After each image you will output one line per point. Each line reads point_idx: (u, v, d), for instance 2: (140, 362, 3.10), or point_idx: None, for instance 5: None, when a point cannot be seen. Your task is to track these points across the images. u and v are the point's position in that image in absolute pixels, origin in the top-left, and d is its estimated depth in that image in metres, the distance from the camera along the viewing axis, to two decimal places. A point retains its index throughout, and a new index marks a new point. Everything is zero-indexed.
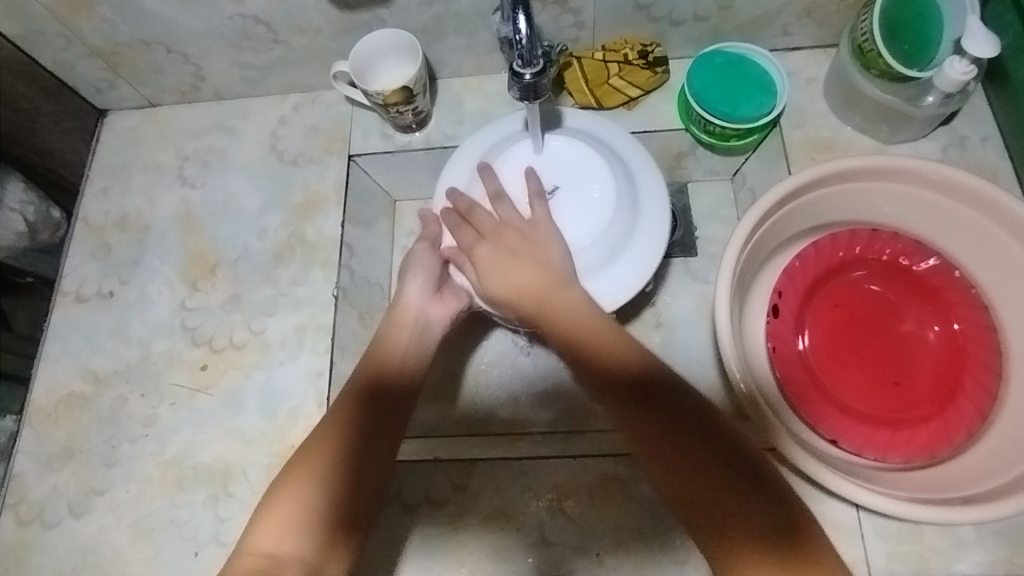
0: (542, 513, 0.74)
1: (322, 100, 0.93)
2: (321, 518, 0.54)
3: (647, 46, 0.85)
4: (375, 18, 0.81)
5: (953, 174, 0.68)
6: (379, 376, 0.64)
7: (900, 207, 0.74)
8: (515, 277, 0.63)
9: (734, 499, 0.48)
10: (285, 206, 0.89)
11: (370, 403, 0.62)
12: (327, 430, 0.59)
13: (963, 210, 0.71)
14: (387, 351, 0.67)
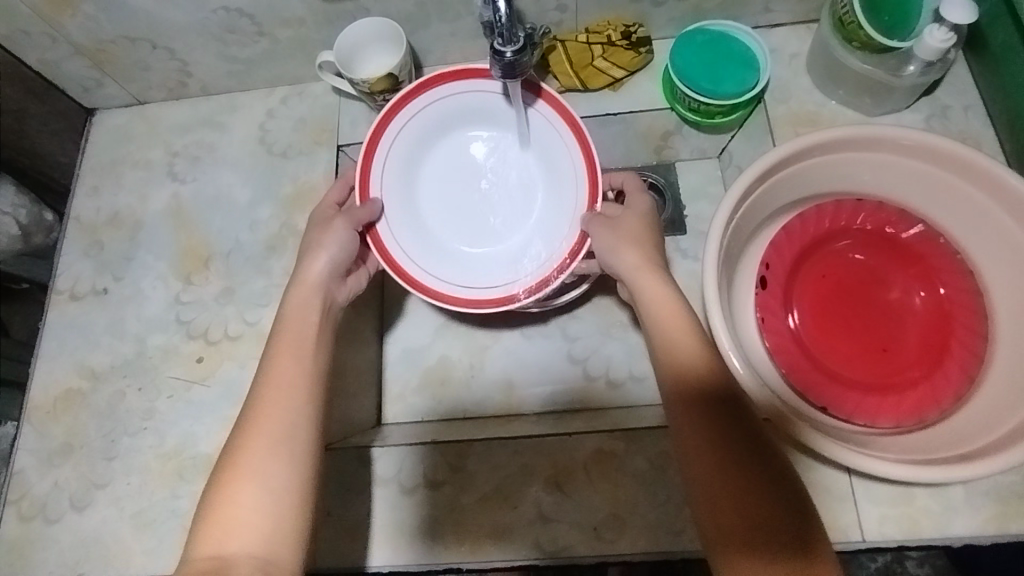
0: (539, 492, 0.75)
1: (309, 91, 0.94)
2: (264, 514, 0.52)
3: (629, 27, 0.86)
4: (358, 7, 0.81)
5: (926, 138, 0.68)
6: (290, 366, 0.60)
7: (879, 177, 0.75)
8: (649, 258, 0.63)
9: (765, 503, 0.49)
10: (277, 198, 0.90)
11: (293, 396, 0.58)
12: (253, 431, 0.56)
13: (946, 177, 0.71)
14: (292, 331, 0.63)
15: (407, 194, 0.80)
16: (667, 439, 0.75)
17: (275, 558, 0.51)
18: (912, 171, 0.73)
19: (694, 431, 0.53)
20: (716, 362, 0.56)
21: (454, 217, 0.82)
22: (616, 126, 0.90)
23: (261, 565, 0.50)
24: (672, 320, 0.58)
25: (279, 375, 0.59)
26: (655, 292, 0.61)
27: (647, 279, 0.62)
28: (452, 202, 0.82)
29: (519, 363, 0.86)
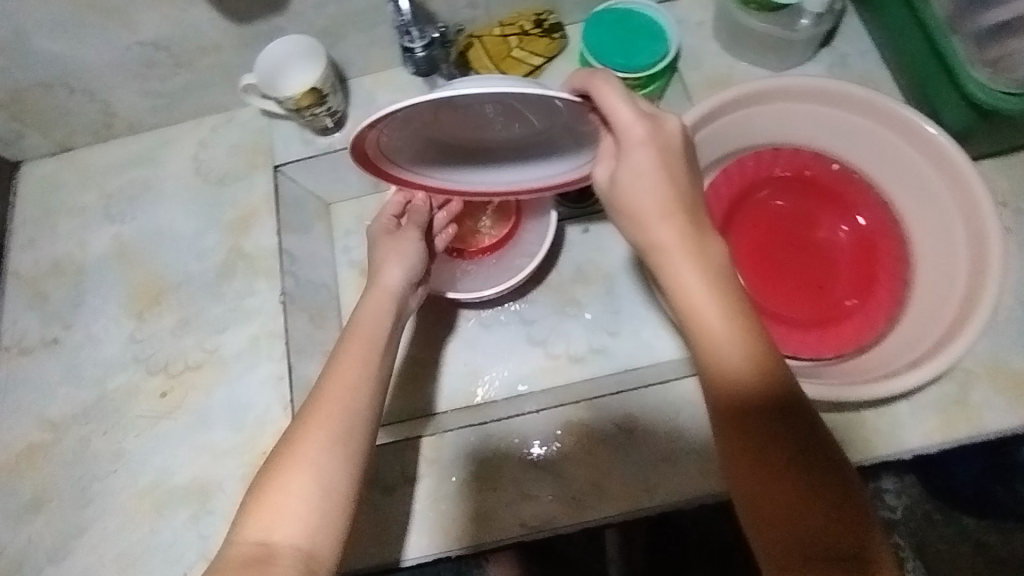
0: (516, 471, 0.77)
1: (238, 117, 0.95)
2: (313, 508, 0.53)
3: (540, 15, 0.91)
4: (273, 26, 0.83)
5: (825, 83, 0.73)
6: (360, 359, 0.62)
7: (790, 125, 0.80)
8: (674, 229, 0.56)
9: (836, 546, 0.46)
10: (220, 225, 0.90)
11: (353, 394, 0.59)
12: (308, 421, 0.57)
13: (850, 117, 0.76)
14: (365, 329, 0.65)
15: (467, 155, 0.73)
16: (630, 402, 0.78)
17: (318, 551, 0.52)
18: (818, 115, 0.78)
19: (751, 437, 0.49)
20: (781, 373, 0.52)
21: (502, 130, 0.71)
22: None
23: (304, 558, 0.51)
24: (711, 316, 0.53)
25: (345, 370, 0.61)
26: (681, 274, 0.54)
27: (672, 257, 0.55)
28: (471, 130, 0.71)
29: (480, 352, 0.88)
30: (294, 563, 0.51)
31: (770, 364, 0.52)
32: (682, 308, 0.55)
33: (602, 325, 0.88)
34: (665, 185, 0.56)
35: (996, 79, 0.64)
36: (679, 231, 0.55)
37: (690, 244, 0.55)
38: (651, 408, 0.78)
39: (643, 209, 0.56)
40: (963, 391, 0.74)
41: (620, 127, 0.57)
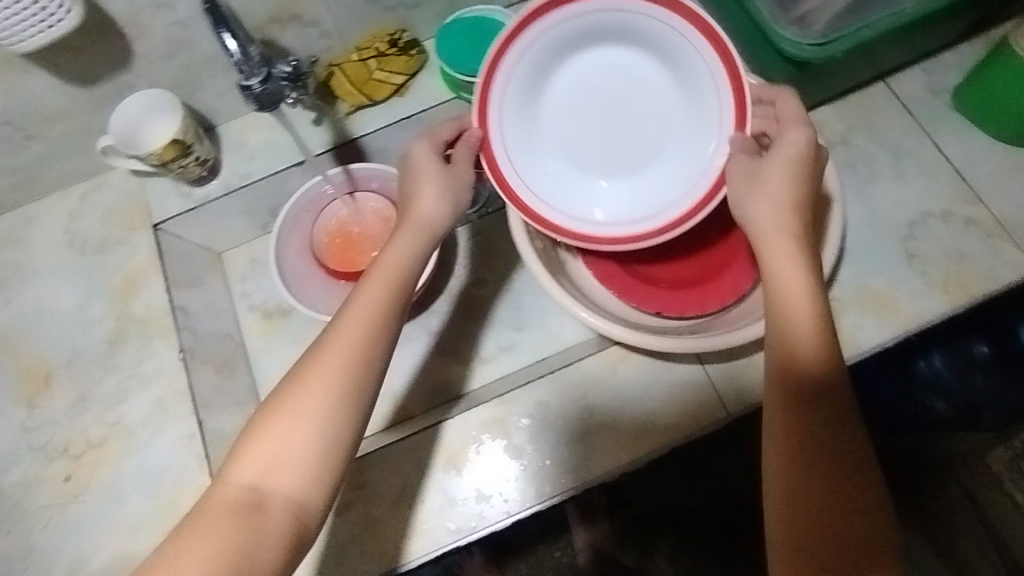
0: (441, 479, 0.78)
1: (107, 182, 0.92)
2: (313, 459, 0.53)
3: (393, 35, 0.92)
4: (123, 84, 0.82)
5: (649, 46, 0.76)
6: (382, 292, 0.59)
7: None
8: (789, 223, 0.59)
9: (845, 552, 0.51)
10: (104, 294, 0.87)
11: (371, 337, 0.56)
12: (316, 362, 0.55)
13: None
14: (389, 265, 0.61)
15: (535, 172, 0.78)
16: (541, 390, 0.81)
17: (307, 504, 0.52)
18: None
19: (801, 424, 0.53)
20: (844, 372, 0.54)
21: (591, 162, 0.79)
22: (416, 126, 0.95)
23: (294, 509, 0.52)
24: (796, 300, 0.55)
25: (355, 312, 0.57)
26: (777, 264, 0.57)
27: (774, 247, 0.58)
28: (568, 146, 0.79)
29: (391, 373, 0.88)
30: (283, 516, 0.51)
31: (836, 360, 0.54)
32: (772, 287, 0.57)
33: (505, 321, 0.90)
34: (794, 189, 0.60)
35: (803, 34, 0.73)
36: (784, 223, 0.59)
37: (795, 238, 0.58)
38: (562, 391, 0.81)
39: (760, 204, 0.61)
40: (836, 318, 0.81)
41: (789, 133, 0.62)
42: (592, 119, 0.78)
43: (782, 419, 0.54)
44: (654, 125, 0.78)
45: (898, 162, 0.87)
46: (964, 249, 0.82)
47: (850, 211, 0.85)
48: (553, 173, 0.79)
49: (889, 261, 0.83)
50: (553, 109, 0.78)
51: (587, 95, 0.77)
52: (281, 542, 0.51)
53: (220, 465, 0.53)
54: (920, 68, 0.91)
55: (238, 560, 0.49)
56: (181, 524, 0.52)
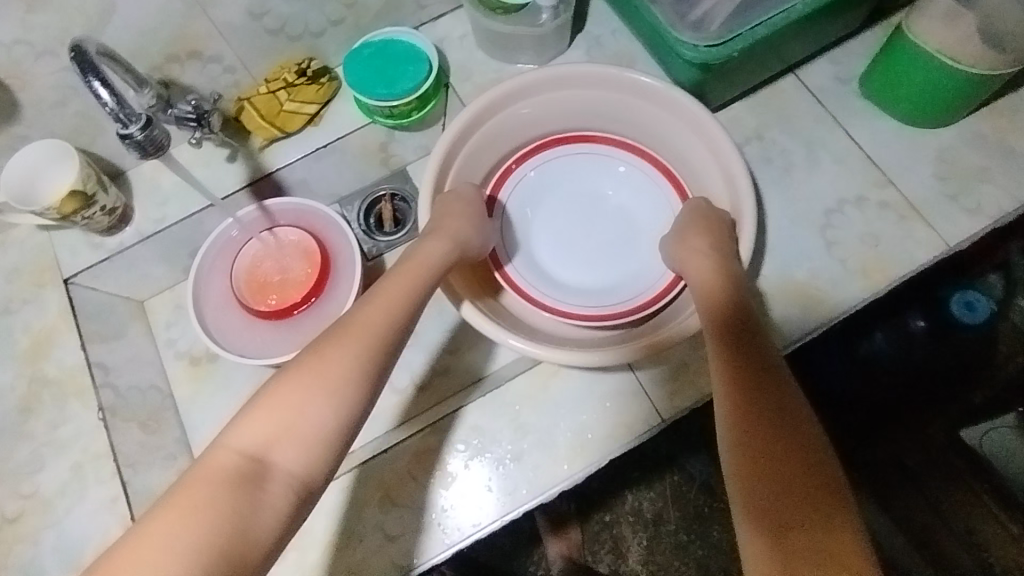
0: (377, 515, 0.76)
1: (10, 238, 0.88)
2: (325, 435, 0.56)
3: (301, 64, 0.90)
4: (14, 136, 0.78)
5: (551, 73, 0.82)
6: (401, 291, 0.68)
7: (535, 109, 0.86)
8: (719, 242, 0.76)
9: (793, 456, 0.55)
10: (13, 357, 0.83)
11: (388, 334, 0.64)
12: (336, 344, 0.60)
13: (585, 96, 0.86)
14: (410, 274, 0.71)
15: (527, 256, 0.88)
16: (474, 414, 0.79)
17: (309, 482, 0.55)
18: (558, 99, 0.86)
19: (742, 366, 0.63)
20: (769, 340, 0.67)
21: (575, 257, 0.88)
22: (334, 155, 0.93)
23: (298, 485, 0.54)
24: (713, 282, 0.72)
25: (372, 311, 0.65)
26: (703, 263, 0.74)
27: (692, 255, 0.76)
28: (559, 241, 0.89)
29: None
30: (287, 489, 0.53)
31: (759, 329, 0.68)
32: (703, 282, 0.73)
33: (438, 344, 0.85)
34: (715, 214, 0.79)
35: (699, 36, 0.74)
36: (716, 233, 0.76)
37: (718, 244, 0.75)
38: (494, 413, 0.79)
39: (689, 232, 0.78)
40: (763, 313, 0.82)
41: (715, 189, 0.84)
42: (581, 227, 0.90)
43: (726, 359, 0.65)
44: (625, 224, 0.89)
45: (812, 151, 0.88)
46: (879, 232, 0.84)
47: (769, 204, 0.86)
48: (549, 259, 0.88)
49: (811, 251, 0.84)
50: (551, 206, 0.90)
51: (583, 201, 0.90)
52: (280, 512, 0.52)
53: (223, 430, 0.55)
54: (827, 58, 0.92)
55: (235, 518, 0.49)
56: (172, 485, 0.52)
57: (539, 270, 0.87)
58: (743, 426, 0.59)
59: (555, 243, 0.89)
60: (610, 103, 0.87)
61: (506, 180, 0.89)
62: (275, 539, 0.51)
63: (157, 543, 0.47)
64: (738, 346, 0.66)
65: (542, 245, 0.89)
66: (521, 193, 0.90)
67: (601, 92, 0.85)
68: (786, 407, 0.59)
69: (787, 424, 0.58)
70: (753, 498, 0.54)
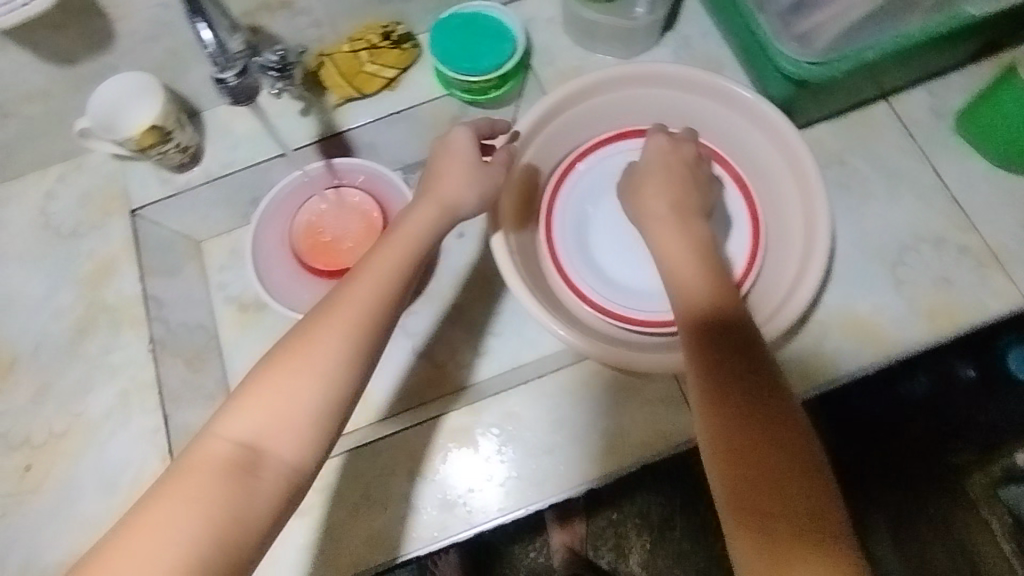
0: (405, 486, 0.77)
1: (86, 163, 0.90)
2: (314, 419, 0.54)
3: (387, 27, 0.89)
4: (103, 66, 0.79)
5: (636, 67, 0.80)
6: (391, 260, 0.62)
7: (614, 104, 0.85)
8: (690, 224, 0.70)
9: (783, 470, 0.53)
10: (76, 280, 0.85)
11: (378, 298, 0.59)
12: (325, 320, 0.57)
13: (667, 95, 0.84)
14: (400, 242, 0.64)
15: (579, 246, 0.85)
16: (512, 401, 0.79)
17: (302, 468, 0.54)
18: (640, 96, 0.84)
19: (724, 368, 0.58)
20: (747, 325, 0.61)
21: (627, 256, 0.85)
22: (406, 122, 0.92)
23: (291, 471, 0.54)
24: (685, 266, 0.66)
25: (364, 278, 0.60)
26: (673, 243, 0.68)
27: (667, 235, 0.69)
28: (614, 237, 0.86)
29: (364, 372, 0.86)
30: (279, 477, 0.53)
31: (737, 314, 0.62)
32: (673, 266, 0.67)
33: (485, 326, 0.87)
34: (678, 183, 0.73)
35: (802, 52, 0.71)
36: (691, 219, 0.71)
37: (684, 218, 0.71)
38: (534, 402, 0.79)
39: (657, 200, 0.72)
40: (818, 342, 0.79)
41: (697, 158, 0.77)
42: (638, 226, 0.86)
43: (703, 362, 0.59)
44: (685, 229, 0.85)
45: (894, 185, 0.85)
46: (953, 277, 0.81)
47: (841, 233, 0.83)
48: (600, 253, 0.86)
49: (878, 287, 0.81)
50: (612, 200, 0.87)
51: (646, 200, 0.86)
52: (275, 500, 0.53)
53: (212, 417, 0.54)
54: (925, 89, 0.88)
55: (227, 514, 0.50)
56: (165, 473, 0.53)
57: (587, 263, 0.84)
58: (727, 439, 0.55)
59: (608, 238, 0.86)
60: (702, 108, 0.84)
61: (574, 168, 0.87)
62: (272, 525, 0.53)
63: (154, 537, 0.48)
64: (721, 333, 0.60)
65: (595, 238, 0.86)
66: (585, 182, 0.87)
67: (691, 93, 0.83)
68: (772, 412, 0.55)
69: (773, 432, 0.54)
70: (739, 506, 0.52)
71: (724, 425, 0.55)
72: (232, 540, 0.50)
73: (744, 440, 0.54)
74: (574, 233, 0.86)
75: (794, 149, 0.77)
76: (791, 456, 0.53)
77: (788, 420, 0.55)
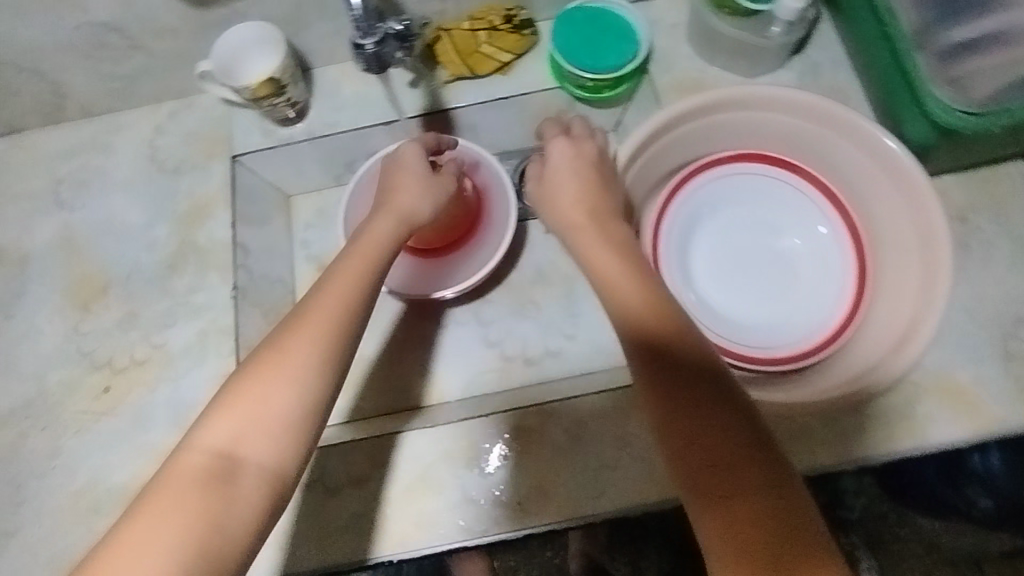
0: (462, 474, 0.76)
1: (197, 104, 0.92)
2: (287, 425, 0.54)
3: (510, 11, 0.88)
4: (233, 12, 0.80)
5: (777, 90, 0.74)
6: (358, 271, 0.62)
7: (740, 124, 0.79)
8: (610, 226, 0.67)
9: (766, 513, 0.49)
10: (172, 216, 0.88)
11: (346, 305, 0.59)
12: (294, 328, 0.57)
13: (799, 125, 0.77)
14: (371, 250, 0.64)
15: (681, 258, 0.80)
16: (582, 409, 0.77)
17: (282, 474, 0.54)
18: (770, 120, 0.78)
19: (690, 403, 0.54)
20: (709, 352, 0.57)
21: (725, 281, 0.80)
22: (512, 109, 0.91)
23: (269, 477, 0.53)
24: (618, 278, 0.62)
25: (335, 286, 0.60)
26: (599, 249, 0.65)
27: (588, 242, 0.66)
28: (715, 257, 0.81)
29: (435, 352, 0.87)
30: (258, 483, 0.53)
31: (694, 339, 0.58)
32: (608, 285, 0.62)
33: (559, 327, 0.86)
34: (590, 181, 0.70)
35: (956, 98, 0.67)
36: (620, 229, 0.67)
37: (598, 220, 0.67)
38: (606, 413, 0.76)
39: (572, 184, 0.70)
40: (909, 404, 0.74)
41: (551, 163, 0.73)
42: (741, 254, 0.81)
43: (668, 400, 0.54)
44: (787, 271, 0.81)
45: (1017, 252, 0.79)
46: None
47: (953, 294, 0.78)
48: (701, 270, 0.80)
49: (984, 358, 0.76)
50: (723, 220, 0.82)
51: (756, 230, 0.82)
52: (257, 506, 0.52)
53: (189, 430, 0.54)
54: None
55: (208, 521, 0.50)
56: (145, 488, 0.53)
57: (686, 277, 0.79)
58: (703, 482, 0.51)
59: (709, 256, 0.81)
60: (837, 146, 0.77)
61: (691, 179, 0.81)
62: (255, 530, 0.52)
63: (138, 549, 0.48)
64: (682, 365, 0.56)
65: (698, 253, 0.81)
66: (702, 194, 0.82)
67: (826, 127, 0.76)
68: (749, 448, 0.52)
69: (752, 471, 0.51)
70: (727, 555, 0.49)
71: (690, 463, 0.52)
72: (216, 549, 0.50)
73: (694, 445, 0.52)
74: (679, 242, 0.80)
75: (929, 206, 0.71)
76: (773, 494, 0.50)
77: (769, 456, 0.51)
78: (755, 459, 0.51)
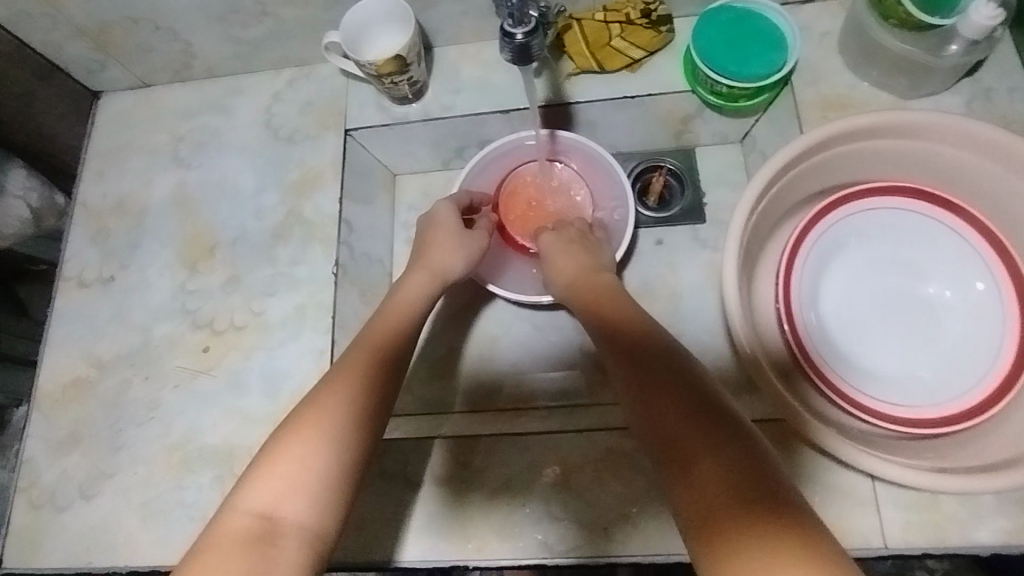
0: (546, 489, 0.73)
1: (316, 74, 0.91)
2: (324, 478, 0.53)
3: (650, 4, 0.81)
4: None
5: (954, 121, 0.67)
6: (384, 330, 0.66)
7: (900, 152, 0.72)
8: (592, 263, 0.73)
9: (718, 464, 0.46)
10: (282, 184, 0.88)
11: (372, 359, 0.62)
12: (328, 388, 0.59)
13: (970, 160, 0.70)
14: (396, 313, 0.69)
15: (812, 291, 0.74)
16: None
17: (322, 534, 0.52)
18: (936, 152, 0.71)
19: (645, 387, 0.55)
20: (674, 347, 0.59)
21: (855, 321, 0.74)
22: (636, 109, 0.86)
23: (309, 537, 0.51)
24: (591, 294, 0.69)
25: (361, 346, 0.64)
26: (580, 279, 0.71)
27: (576, 273, 0.72)
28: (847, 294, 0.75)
29: (528, 354, 0.86)
30: (299, 545, 0.50)
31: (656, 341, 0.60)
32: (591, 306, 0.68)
33: None
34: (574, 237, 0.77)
35: None
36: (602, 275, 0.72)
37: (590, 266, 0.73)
38: None
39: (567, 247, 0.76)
40: None
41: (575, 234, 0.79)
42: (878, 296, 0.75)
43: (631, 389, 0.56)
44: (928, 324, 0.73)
45: None
46: None
47: None
48: (831, 304, 0.74)
49: None
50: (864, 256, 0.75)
51: (900, 273, 0.75)
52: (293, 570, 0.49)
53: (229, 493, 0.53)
54: None
55: None
56: (185, 555, 0.50)
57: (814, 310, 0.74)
58: (663, 449, 0.49)
59: (842, 291, 0.75)
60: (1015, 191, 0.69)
61: (838, 207, 0.74)
62: None
63: None
64: (644, 358, 0.57)
65: (831, 285, 0.75)
66: (847, 225, 0.75)
67: (1004, 168, 0.68)
68: (706, 413, 0.50)
69: (708, 432, 0.48)
70: (696, 520, 0.45)
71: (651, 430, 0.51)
72: None
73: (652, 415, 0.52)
74: (813, 271, 0.74)
75: None
76: (724, 446, 0.47)
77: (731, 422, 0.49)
78: (698, 414, 0.50)
